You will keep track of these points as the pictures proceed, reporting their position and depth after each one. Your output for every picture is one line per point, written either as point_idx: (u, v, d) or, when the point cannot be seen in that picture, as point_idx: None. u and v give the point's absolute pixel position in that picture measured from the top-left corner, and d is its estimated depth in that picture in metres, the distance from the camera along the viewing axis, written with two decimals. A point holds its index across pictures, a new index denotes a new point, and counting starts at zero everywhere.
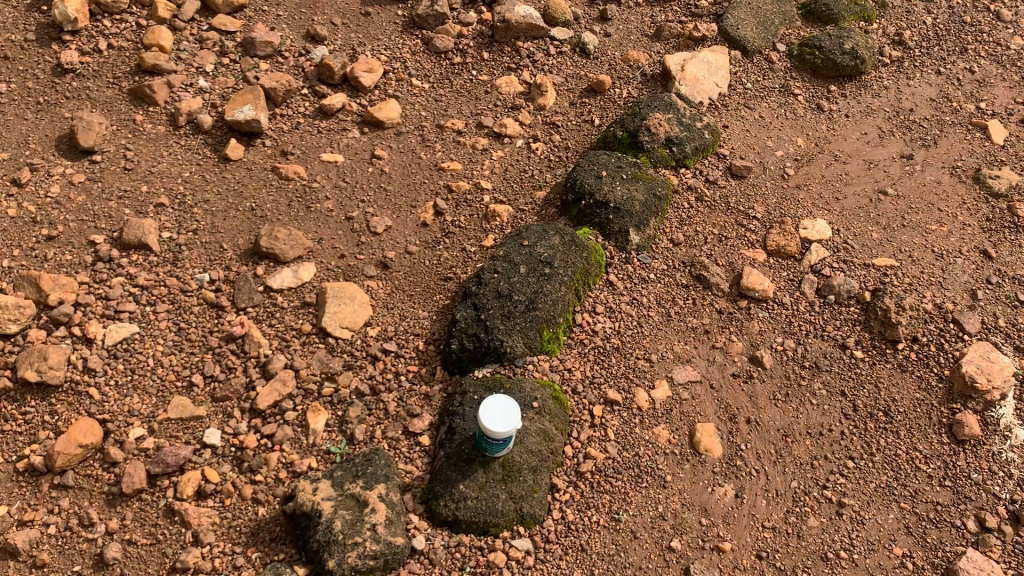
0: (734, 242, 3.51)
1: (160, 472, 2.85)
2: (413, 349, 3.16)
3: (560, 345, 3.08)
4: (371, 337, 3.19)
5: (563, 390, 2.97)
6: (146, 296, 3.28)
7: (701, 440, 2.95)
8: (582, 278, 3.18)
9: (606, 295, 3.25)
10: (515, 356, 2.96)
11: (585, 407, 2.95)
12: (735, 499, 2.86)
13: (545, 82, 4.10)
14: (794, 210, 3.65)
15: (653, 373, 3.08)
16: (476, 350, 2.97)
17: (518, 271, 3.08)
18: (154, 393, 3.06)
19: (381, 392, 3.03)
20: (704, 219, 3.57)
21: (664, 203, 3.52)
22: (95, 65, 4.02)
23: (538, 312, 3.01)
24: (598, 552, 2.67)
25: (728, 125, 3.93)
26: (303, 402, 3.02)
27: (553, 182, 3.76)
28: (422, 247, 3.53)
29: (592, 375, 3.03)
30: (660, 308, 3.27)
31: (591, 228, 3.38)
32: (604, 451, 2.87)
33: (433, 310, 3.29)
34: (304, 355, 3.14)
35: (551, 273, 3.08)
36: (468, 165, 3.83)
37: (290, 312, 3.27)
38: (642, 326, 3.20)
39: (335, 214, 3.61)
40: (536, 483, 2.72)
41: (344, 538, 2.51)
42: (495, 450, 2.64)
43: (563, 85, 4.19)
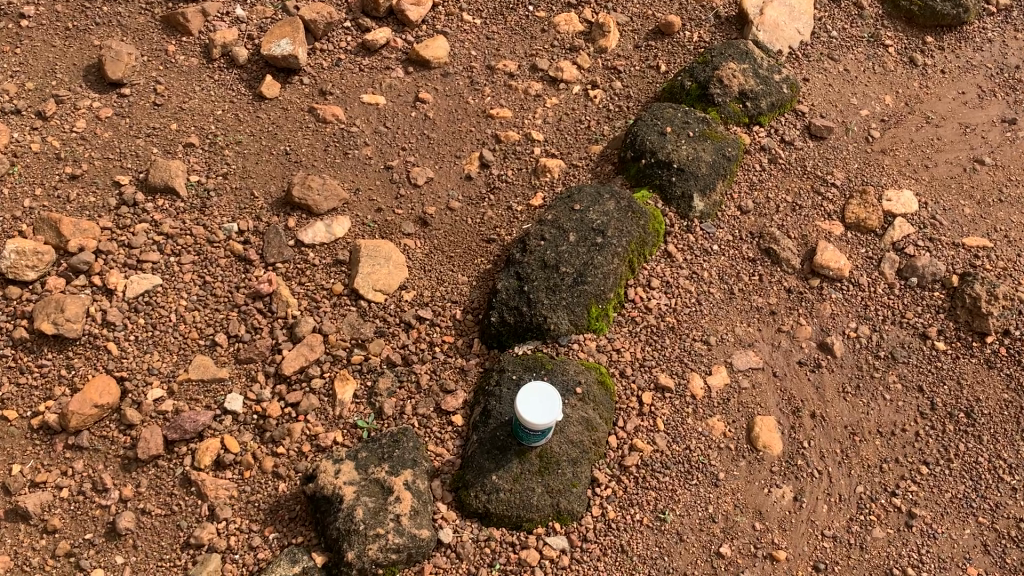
0: (808, 212, 3.18)
1: (177, 439, 2.70)
2: (450, 317, 2.93)
3: (608, 323, 2.81)
4: (406, 301, 2.96)
5: (610, 372, 2.72)
6: (171, 245, 3.10)
7: (760, 436, 2.69)
8: (638, 248, 2.90)
9: (663, 267, 2.96)
10: (560, 334, 2.71)
11: (633, 392, 2.70)
12: (793, 502, 2.62)
13: (609, 22, 3.75)
14: (877, 177, 3.29)
15: (710, 358, 2.82)
16: (518, 325, 2.73)
17: (567, 239, 2.80)
18: (175, 351, 2.90)
19: (413, 364, 2.81)
20: (777, 184, 3.24)
21: (733, 165, 3.18)
22: None
23: (587, 286, 2.74)
24: (639, 555, 2.47)
25: (809, 78, 3.55)
26: (331, 369, 2.81)
27: (611, 135, 3.44)
28: (465, 203, 3.26)
29: (643, 356, 2.77)
30: (722, 285, 2.98)
31: (651, 191, 3.08)
32: (652, 443, 2.63)
33: (474, 275, 3.05)
34: (333, 319, 2.93)
35: (603, 243, 2.79)
36: (519, 112, 3.52)
37: (321, 270, 3.05)
38: (701, 304, 2.92)
39: (374, 163, 3.36)
40: (576, 477, 2.50)
41: (366, 529, 2.32)
42: (529, 441, 2.42)
43: (627, 26, 3.83)
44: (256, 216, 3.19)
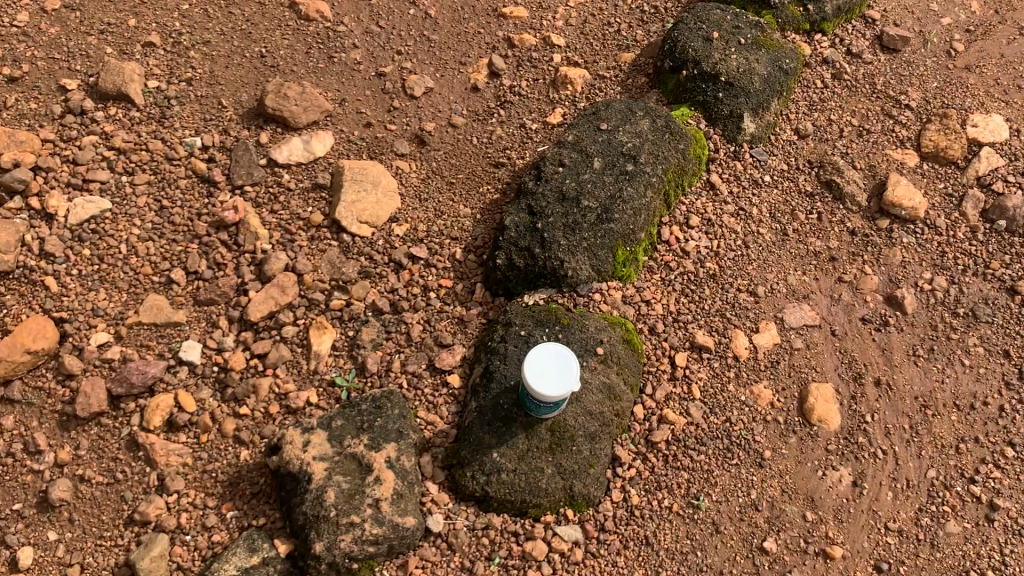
0: (877, 138, 2.68)
1: (123, 393, 2.28)
2: (449, 256, 2.47)
3: (637, 269, 2.35)
4: (397, 236, 2.50)
5: (637, 327, 2.27)
6: (123, 162, 2.63)
7: (814, 408, 2.26)
8: (676, 177, 2.42)
9: (704, 201, 2.49)
10: (579, 281, 2.25)
11: (664, 352, 2.26)
12: (852, 488, 2.20)
13: None
14: (962, 98, 2.76)
15: (758, 312, 2.37)
16: (529, 269, 2.27)
17: (591, 165, 2.33)
18: (125, 289, 2.46)
19: (403, 312, 2.37)
20: (841, 103, 2.74)
21: (791, 80, 2.68)
22: None
23: (614, 223, 2.27)
24: (667, 549, 2.06)
25: None
26: (306, 316, 2.39)
27: (645, 42, 2.91)
28: (470, 119, 2.77)
29: (677, 309, 2.32)
30: (772, 225, 2.51)
31: (692, 108, 2.58)
32: (685, 414, 2.20)
33: (478, 205, 2.58)
34: (311, 255, 2.48)
35: (634, 170, 2.32)
36: (536, 12, 3.00)
37: (297, 196, 2.58)
38: (747, 248, 2.45)
39: (364, 69, 2.86)
40: (594, 455, 2.07)
41: (337, 516, 1.92)
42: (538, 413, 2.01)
43: None
44: (224, 130, 2.72)
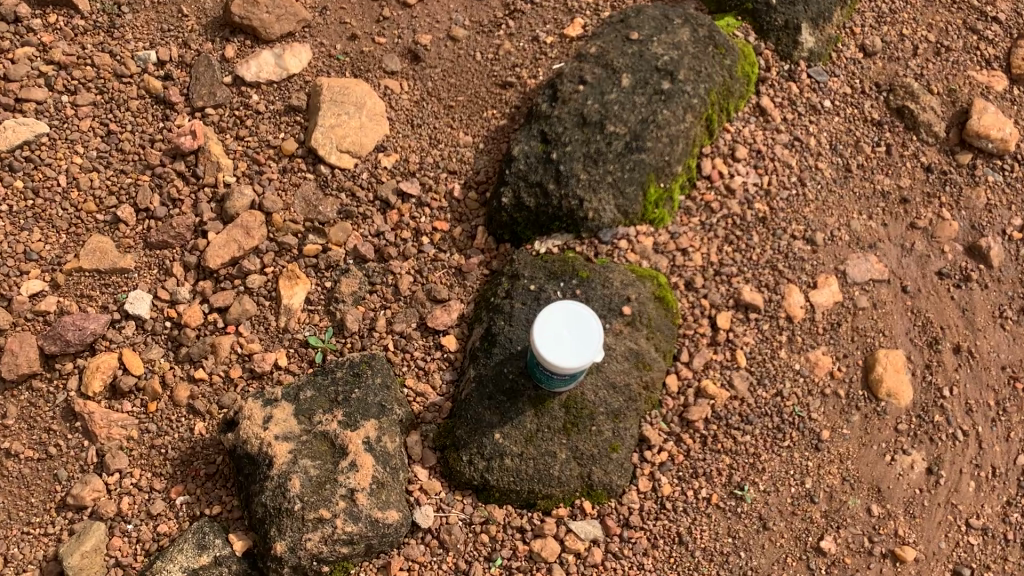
0: (959, 57, 2.25)
1: (58, 353, 1.92)
2: (447, 193, 2.07)
3: (671, 212, 1.95)
4: (384, 168, 2.11)
5: (670, 282, 1.90)
6: (63, 79, 2.24)
7: (884, 379, 1.87)
8: (721, 98, 2.00)
9: (752, 129, 2.07)
10: (601, 225, 1.87)
11: (703, 311, 1.88)
12: (926, 477, 1.83)
13: None
14: None
15: (815, 264, 1.98)
16: (541, 211, 1.90)
17: (618, 83, 1.91)
18: (64, 229, 2.08)
19: (391, 260, 1.99)
20: (918, 14, 2.30)
21: None
22: None
23: (645, 154, 1.87)
24: (705, 549, 1.72)
25: None
26: (275, 264, 2.01)
27: None
28: (473, 31, 2.34)
29: (719, 259, 1.93)
30: (833, 158, 2.10)
31: (739, 19, 2.17)
32: (728, 386, 1.83)
33: (481, 132, 2.17)
34: (282, 191, 2.09)
35: (671, 90, 1.90)
36: None
37: (267, 121, 2.19)
38: (802, 187, 2.05)
39: None
40: (618, 437, 1.71)
41: (303, 511, 1.56)
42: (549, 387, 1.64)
43: None
44: (183, 43, 2.30)
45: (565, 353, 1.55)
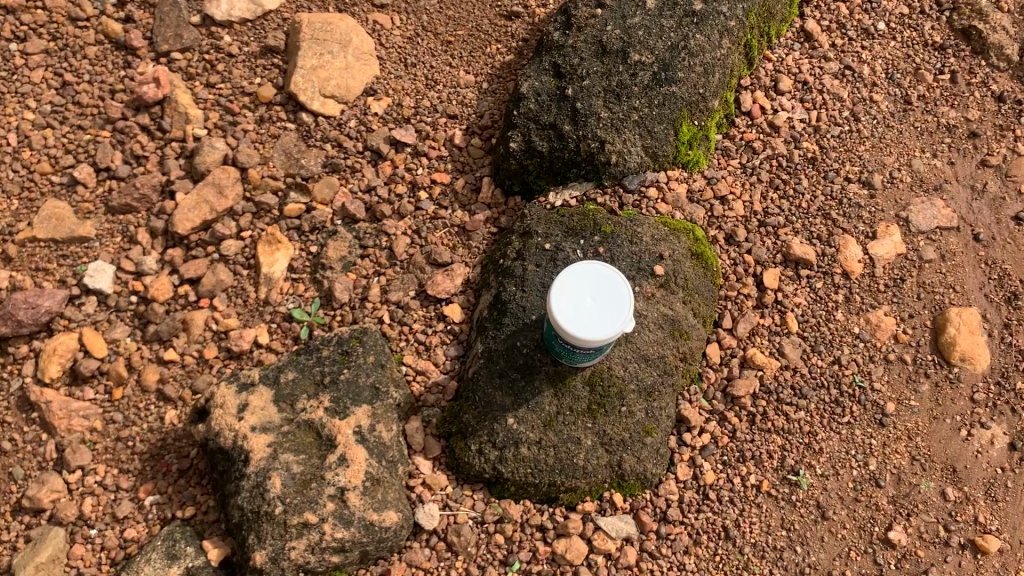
0: None
1: (9, 335, 1.68)
2: (446, 141, 1.82)
3: (706, 153, 1.70)
4: (375, 114, 1.85)
5: (708, 236, 1.64)
6: (11, 25, 1.97)
7: (956, 342, 1.61)
8: (761, 22, 1.75)
9: (797, 57, 1.84)
10: (626, 170, 1.62)
11: (747, 269, 1.63)
12: (1007, 454, 1.59)
13: None
14: None
15: (873, 210, 1.72)
16: (554, 156, 1.65)
17: (642, 4, 1.66)
18: (14, 193, 1.83)
19: (384, 219, 1.74)
20: None
21: None
22: None
23: (676, 86, 1.62)
24: (756, 545, 1.48)
25: None
26: (253, 227, 1.76)
27: None
28: None
29: (763, 208, 1.68)
30: (889, 89, 1.83)
31: None
32: (777, 355, 1.59)
33: (485, 71, 1.91)
34: (260, 144, 1.84)
35: (704, 11, 1.64)
36: None
37: (242, 65, 1.93)
38: (855, 123, 1.79)
39: None
40: (653, 419, 1.47)
41: (285, 515, 1.32)
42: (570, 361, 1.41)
43: None
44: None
45: (589, 330, 1.30)
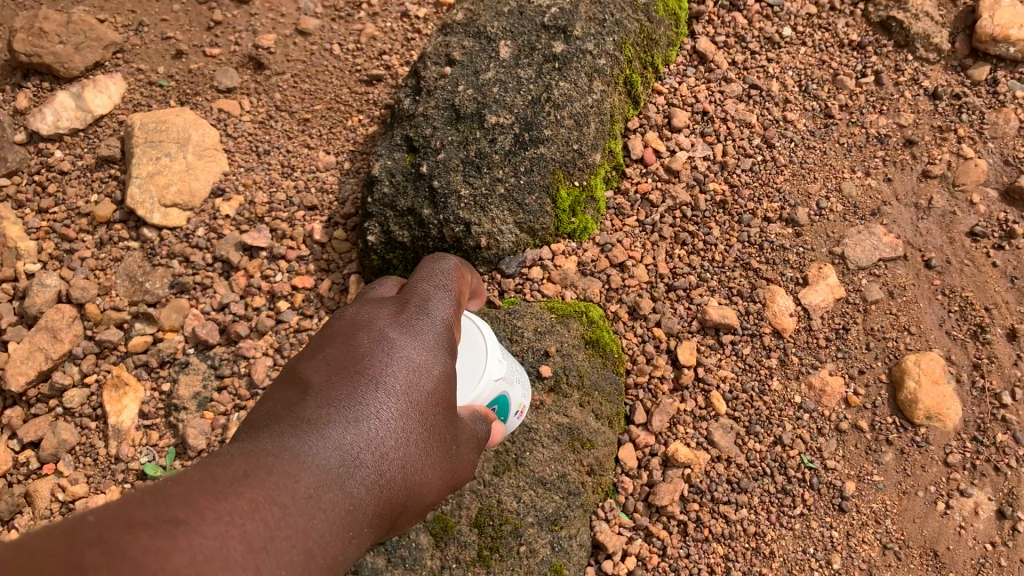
0: None
1: None
2: (310, 240, 1.59)
3: (595, 216, 1.47)
4: (226, 217, 1.62)
5: (607, 313, 1.41)
6: None
7: (918, 399, 1.35)
8: (641, 53, 1.51)
9: (692, 84, 1.59)
10: (501, 252, 1.39)
11: (658, 347, 1.39)
12: (998, 524, 1.31)
13: None
14: None
15: (802, 251, 1.47)
16: (417, 247, 1.39)
17: (495, 55, 1.41)
18: None
19: (244, 342, 1.50)
20: None
21: None
22: None
23: (544, 146, 1.39)
24: None
25: None
26: (99, 371, 1.54)
27: None
28: (328, 18, 1.84)
29: (670, 270, 1.45)
30: (806, 104, 1.58)
31: None
32: (706, 446, 1.34)
33: (347, 148, 1.68)
34: (101, 271, 1.61)
35: (565, 53, 1.41)
36: None
37: (75, 182, 1.70)
38: (769, 150, 1.54)
39: None
40: (561, 552, 1.23)
41: None
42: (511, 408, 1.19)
43: None
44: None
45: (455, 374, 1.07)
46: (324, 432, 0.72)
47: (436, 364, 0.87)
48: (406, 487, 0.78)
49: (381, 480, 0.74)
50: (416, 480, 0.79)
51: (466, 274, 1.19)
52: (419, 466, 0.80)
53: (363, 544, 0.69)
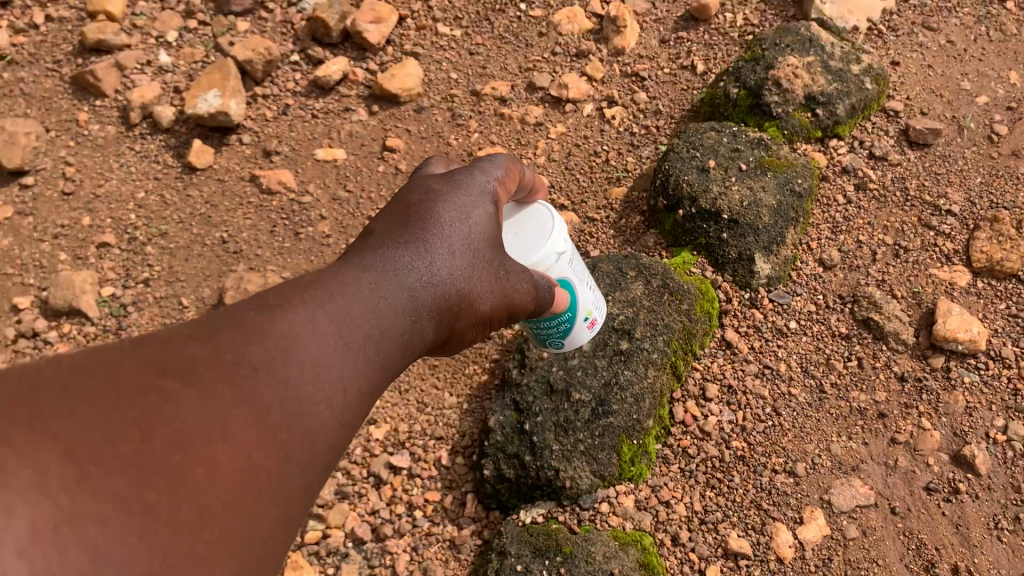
0: (917, 256, 2.28)
1: None
2: (436, 463, 2.18)
3: (648, 464, 2.04)
4: (376, 440, 2.23)
5: (655, 540, 1.95)
6: None
7: None
8: (683, 345, 2.11)
9: (721, 363, 2.16)
10: (579, 491, 1.95)
11: (692, 566, 1.92)
12: None
13: (623, 13, 2.83)
14: (1013, 194, 2.33)
15: (799, 497, 2.00)
16: (521, 481, 1.99)
17: (578, 348, 2.05)
18: None
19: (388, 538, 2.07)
20: (871, 217, 2.34)
21: (807, 202, 2.31)
22: (32, 45, 2.97)
23: (612, 416, 1.98)
24: None
25: (902, 58, 2.59)
26: None
27: (638, 170, 2.59)
28: None
29: (702, 506, 1.99)
30: (806, 381, 2.14)
31: (695, 252, 2.28)
32: None
33: (465, 391, 2.28)
34: None
35: (629, 350, 2.03)
36: (517, 149, 2.69)
37: None
38: (776, 416, 2.09)
39: (335, 241, 2.60)
40: None
41: None
42: (580, 300, 1.76)
43: (648, 16, 2.90)
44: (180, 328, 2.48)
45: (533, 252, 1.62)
46: (401, 265, 1.23)
47: (475, 209, 1.39)
48: (453, 297, 1.30)
49: (436, 292, 1.26)
50: (455, 313, 1.31)
51: (520, 164, 1.59)
52: (463, 282, 1.32)
53: (410, 361, 1.22)
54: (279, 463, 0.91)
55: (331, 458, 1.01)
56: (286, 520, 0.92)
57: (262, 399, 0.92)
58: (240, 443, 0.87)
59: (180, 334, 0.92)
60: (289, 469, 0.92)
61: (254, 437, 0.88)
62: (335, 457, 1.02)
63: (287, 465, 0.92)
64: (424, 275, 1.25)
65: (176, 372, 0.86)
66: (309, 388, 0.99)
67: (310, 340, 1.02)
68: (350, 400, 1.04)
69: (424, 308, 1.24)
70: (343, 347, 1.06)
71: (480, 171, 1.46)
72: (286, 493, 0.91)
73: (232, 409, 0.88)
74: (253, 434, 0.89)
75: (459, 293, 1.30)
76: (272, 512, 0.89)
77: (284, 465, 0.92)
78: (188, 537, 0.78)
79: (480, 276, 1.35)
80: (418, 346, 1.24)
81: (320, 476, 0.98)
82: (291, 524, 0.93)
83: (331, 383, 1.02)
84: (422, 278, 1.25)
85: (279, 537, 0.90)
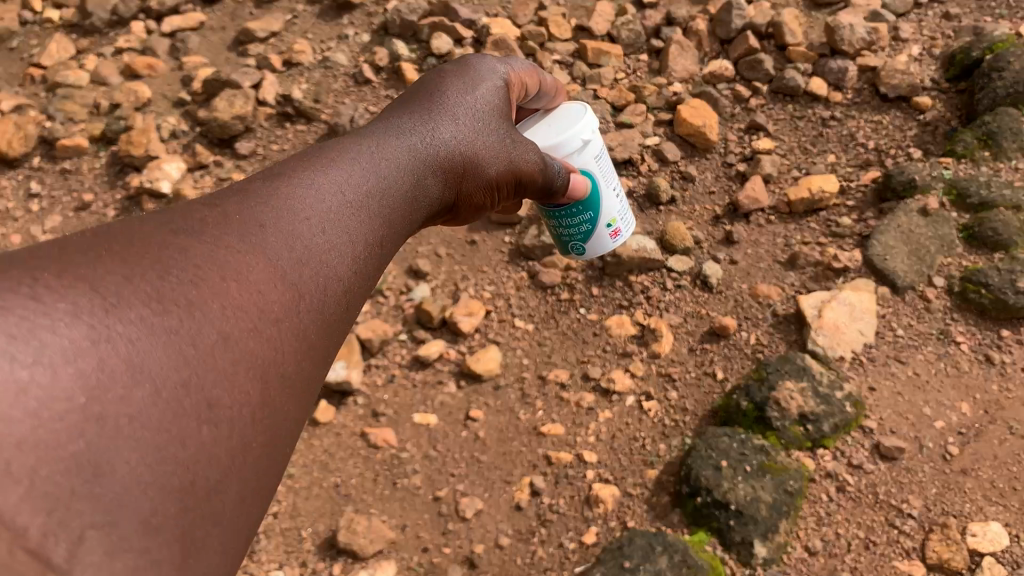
0: (880, 549, 1.91)
1: None
2: None
3: None
4: None
5: None
6: None
7: None
8: None
9: None
10: None
11: None
12: None
13: (677, 228, 2.50)
14: (964, 502, 1.95)
15: None
16: None
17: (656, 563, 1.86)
18: None
19: None
20: (849, 518, 1.96)
21: (797, 503, 1.96)
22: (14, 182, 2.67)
23: None
24: None
25: (876, 387, 2.13)
26: None
27: (668, 457, 2.14)
28: (516, 539, 2.06)
29: None
30: None
31: (707, 532, 1.95)
32: None
33: None
34: None
35: None
36: (574, 427, 2.23)
37: None
38: None
39: (383, 483, 2.18)
40: None
41: None
42: (605, 202, 1.94)
43: (727, 292, 2.41)
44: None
45: (552, 141, 1.85)
46: (405, 127, 1.48)
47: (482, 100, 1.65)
48: (455, 157, 1.54)
49: (439, 152, 1.50)
50: (457, 163, 1.56)
51: (540, 71, 1.88)
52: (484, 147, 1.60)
53: (418, 212, 1.44)
54: (295, 305, 1.05)
55: (361, 295, 1.21)
56: (328, 317, 1.11)
57: (264, 228, 1.10)
58: (254, 247, 1.06)
59: (190, 212, 1.08)
60: (284, 267, 1.08)
61: (270, 246, 1.08)
62: (373, 284, 1.25)
63: (285, 263, 1.08)
64: (422, 135, 1.50)
65: (202, 221, 1.06)
66: (315, 237, 1.15)
67: (271, 226, 1.11)
68: (372, 258, 1.26)
69: (422, 149, 1.47)
70: (299, 202, 1.17)
71: (471, 70, 1.68)
72: (318, 274, 1.12)
73: (230, 244, 1.04)
74: (232, 256, 1.02)
75: (445, 146, 1.52)
76: (307, 288, 1.09)
77: (276, 262, 1.07)
78: (209, 306, 0.94)
79: (474, 113, 1.60)
80: (424, 211, 1.48)
81: (352, 300, 1.17)
82: (328, 338, 1.10)
83: (330, 223, 1.19)
84: (423, 129, 1.51)
85: (327, 306, 1.11)
